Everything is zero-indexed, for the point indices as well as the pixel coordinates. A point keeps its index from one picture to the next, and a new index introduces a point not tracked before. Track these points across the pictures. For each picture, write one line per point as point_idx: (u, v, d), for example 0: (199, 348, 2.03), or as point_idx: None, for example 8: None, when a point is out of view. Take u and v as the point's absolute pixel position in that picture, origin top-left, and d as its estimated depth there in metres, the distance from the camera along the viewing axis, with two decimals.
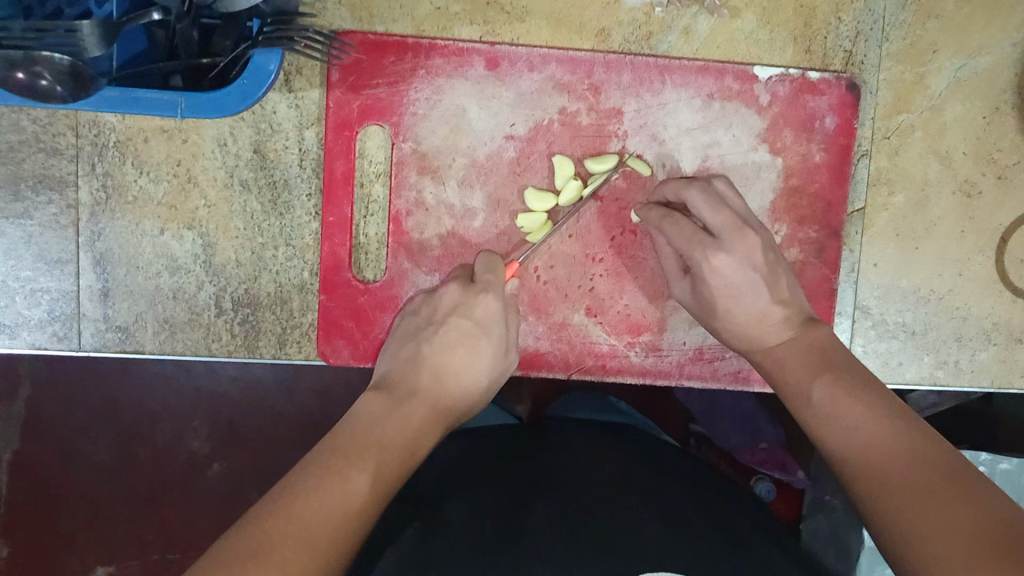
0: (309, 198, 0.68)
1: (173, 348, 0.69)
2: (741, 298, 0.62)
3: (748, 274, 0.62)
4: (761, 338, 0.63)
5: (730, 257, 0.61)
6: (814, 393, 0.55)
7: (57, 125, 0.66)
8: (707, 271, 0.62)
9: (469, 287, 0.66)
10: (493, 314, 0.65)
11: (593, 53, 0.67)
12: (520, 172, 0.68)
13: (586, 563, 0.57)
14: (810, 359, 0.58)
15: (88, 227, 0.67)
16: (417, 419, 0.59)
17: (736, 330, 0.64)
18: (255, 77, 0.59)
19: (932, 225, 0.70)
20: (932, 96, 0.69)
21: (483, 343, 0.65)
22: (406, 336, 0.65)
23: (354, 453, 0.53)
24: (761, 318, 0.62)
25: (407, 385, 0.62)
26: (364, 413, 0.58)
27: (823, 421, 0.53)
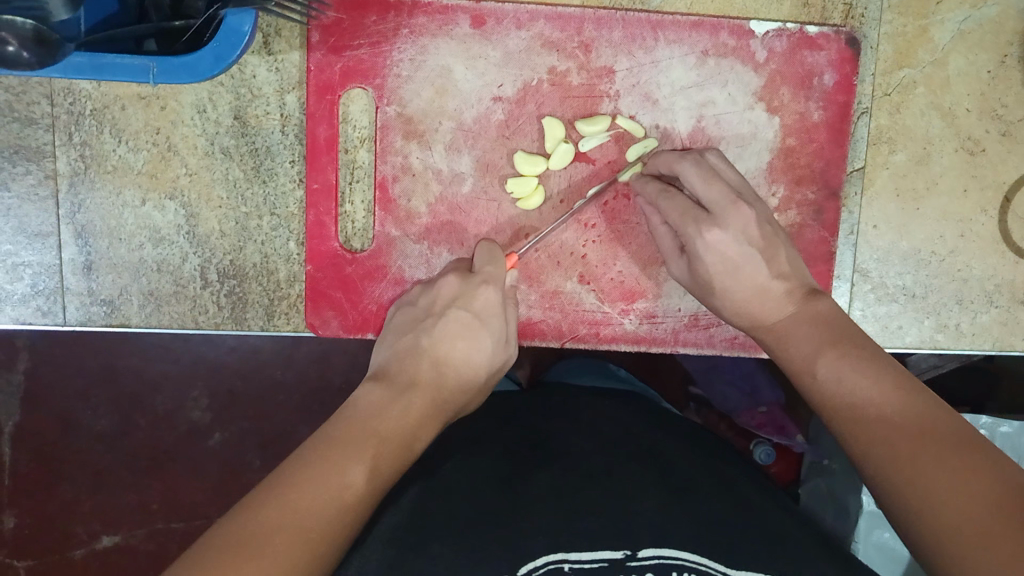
0: (293, 165, 0.66)
1: (159, 321, 0.68)
2: (739, 274, 0.61)
3: (743, 248, 0.60)
4: (760, 313, 0.61)
5: (724, 232, 0.60)
6: (820, 368, 0.53)
7: (31, 93, 0.64)
8: (701, 246, 0.61)
9: (469, 279, 0.64)
10: (493, 305, 0.63)
11: (583, 9, 0.64)
12: (509, 135, 0.66)
13: (588, 531, 0.55)
14: (812, 334, 0.57)
15: (68, 198, 0.66)
16: (417, 413, 0.56)
17: (738, 308, 0.62)
18: (228, 39, 0.56)
19: (933, 184, 0.68)
20: (935, 49, 0.66)
21: (484, 333, 0.63)
22: (403, 327, 0.63)
23: (349, 446, 0.50)
24: (761, 295, 0.61)
25: (407, 376, 0.59)
26: (362, 407, 0.55)
27: (833, 395, 0.52)
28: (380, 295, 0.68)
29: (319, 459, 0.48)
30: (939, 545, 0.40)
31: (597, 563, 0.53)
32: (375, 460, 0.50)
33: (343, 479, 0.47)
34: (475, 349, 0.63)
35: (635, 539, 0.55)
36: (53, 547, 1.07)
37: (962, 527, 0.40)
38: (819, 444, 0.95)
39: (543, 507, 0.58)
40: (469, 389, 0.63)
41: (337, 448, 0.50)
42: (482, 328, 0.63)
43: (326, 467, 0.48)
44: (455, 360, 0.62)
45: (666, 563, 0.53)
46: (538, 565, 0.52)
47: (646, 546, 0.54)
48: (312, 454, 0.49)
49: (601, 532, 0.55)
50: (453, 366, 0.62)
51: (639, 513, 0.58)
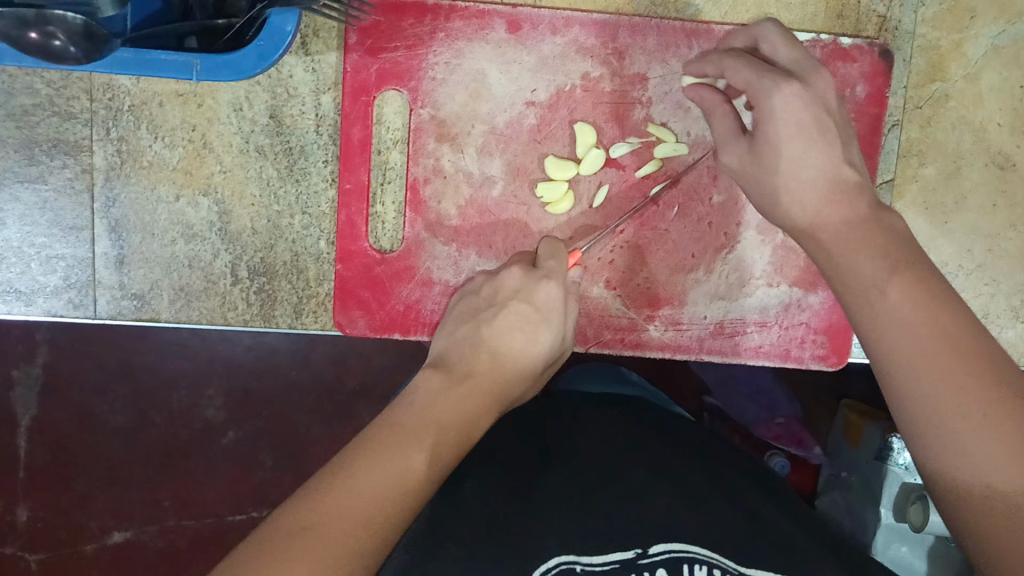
0: (326, 165, 0.67)
1: (189, 316, 0.69)
2: (810, 148, 0.55)
3: (823, 118, 0.55)
4: (819, 215, 0.54)
5: (804, 89, 0.55)
6: (890, 291, 0.48)
7: (71, 88, 0.65)
8: (769, 87, 0.55)
9: (531, 273, 0.63)
10: (552, 298, 0.63)
11: (618, 16, 0.65)
12: (540, 140, 0.66)
13: (600, 532, 0.56)
14: (885, 247, 0.50)
15: (103, 192, 0.67)
16: (478, 399, 0.56)
17: (799, 188, 0.55)
18: (271, 38, 0.56)
19: (962, 197, 0.68)
20: (968, 64, 0.67)
21: (543, 327, 0.62)
22: (464, 317, 0.63)
23: (412, 429, 0.50)
24: (833, 183, 0.54)
25: (467, 365, 0.59)
26: (423, 391, 0.55)
27: (898, 324, 0.46)
28: (407, 296, 0.69)
29: (383, 442, 0.49)
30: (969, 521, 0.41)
31: (607, 565, 0.54)
32: (438, 442, 0.50)
33: (405, 462, 0.47)
34: (533, 341, 0.62)
35: (646, 538, 0.56)
36: (66, 539, 1.07)
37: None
38: (841, 458, 0.96)
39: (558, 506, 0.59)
40: (526, 380, 0.62)
41: (402, 433, 0.50)
42: (540, 321, 0.62)
43: (392, 449, 0.48)
44: (512, 349, 0.61)
45: (675, 556, 0.54)
46: (551, 565, 0.53)
47: (656, 542, 0.55)
48: (384, 434, 0.50)
49: (613, 533, 0.56)
50: (511, 356, 0.60)
51: (649, 510, 0.59)
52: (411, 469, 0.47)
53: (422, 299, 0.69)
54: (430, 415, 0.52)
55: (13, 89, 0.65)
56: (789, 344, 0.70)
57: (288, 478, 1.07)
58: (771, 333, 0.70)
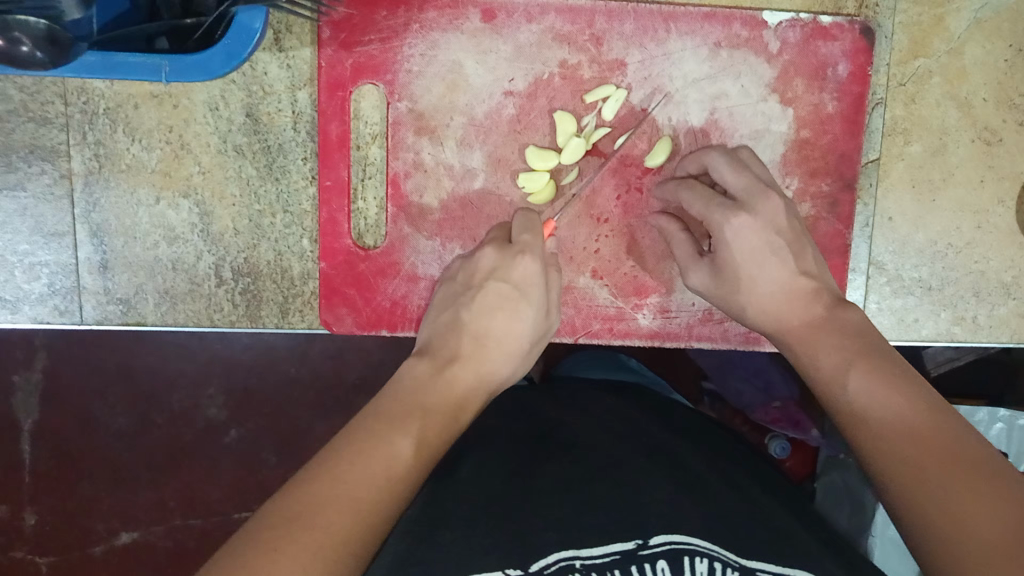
0: (305, 162, 0.66)
1: (174, 319, 0.68)
2: (765, 264, 0.60)
3: (770, 237, 0.60)
4: (787, 310, 0.59)
5: (753, 219, 0.60)
6: (850, 381, 0.51)
7: (45, 93, 0.64)
8: (727, 236, 0.60)
9: (506, 249, 0.62)
10: (532, 274, 0.61)
11: (594, 2, 0.64)
12: (520, 130, 0.65)
13: (598, 524, 0.55)
14: (841, 343, 0.55)
15: (83, 198, 0.66)
16: (463, 385, 0.56)
17: (762, 307, 0.60)
18: (239, 37, 0.56)
19: (949, 174, 0.67)
20: (951, 38, 0.66)
21: (524, 306, 0.61)
22: (445, 303, 0.63)
23: (397, 419, 0.50)
24: (793, 290, 0.59)
25: (449, 349, 0.59)
26: (407, 379, 0.55)
27: (859, 411, 0.50)
28: (393, 291, 0.68)
29: (368, 433, 0.48)
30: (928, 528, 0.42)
31: (607, 557, 0.53)
32: (422, 429, 0.51)
33: (393, 449, 0.47)
34: (517, 321, 0.61)
35: (642, 527, 0.54)
36: (73, 542, 1.08)
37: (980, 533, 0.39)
38: (835, 438, 0.96)
39: (552, 499, 0.59)
40: (512, 361, 0.61)
41: (386, 421, 0.50)
42: (523, 301, 0.61)
43: (373, 438, 0.48)
44: (495, 333, 0.60)
45: (677, 547, 0.52)
46: (549, 562, 0.52)
47: (656, 533, 0.54)
48: (367, 423, 0.50)
49: (610, 522, 0.55)
50: (495, 339, 0.60)
51: (649, 502, 0.58)
52: (395, 457, 0.47)
53: (408, 294, 0.68)
54: (413, 402, 0.52)
55: None
56: None
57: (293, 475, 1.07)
58: None
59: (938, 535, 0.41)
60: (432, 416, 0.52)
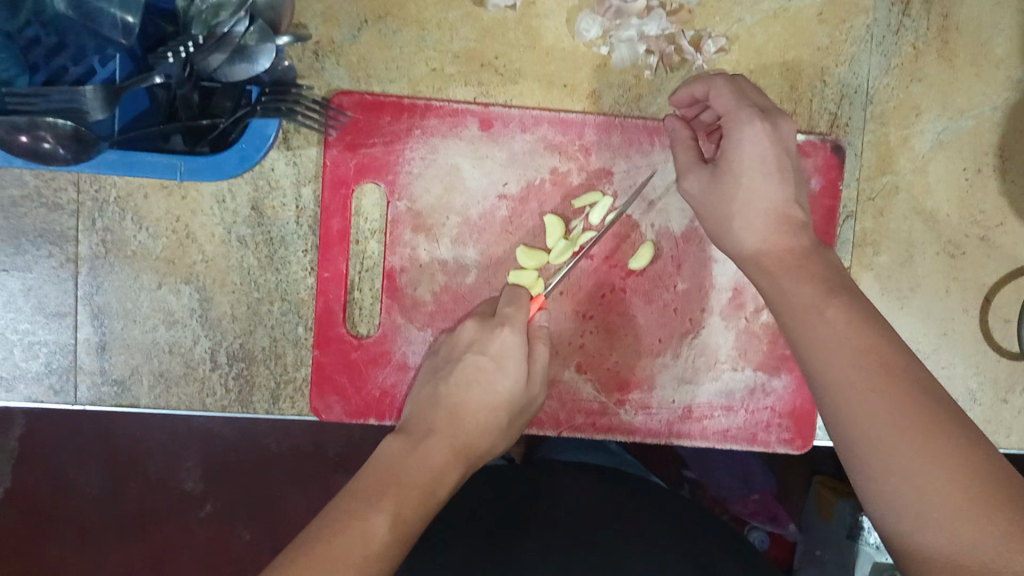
0: (305, 254, 0.69)
1: (167, 401, 0.70)
2: (762, 176, 0.59)
3: (780, 157, 0.59)
4: (774, 234, 0.58)
5: (769, 128, 0.58)
6: (829, 312, 0.52)
7: (59, 181, 0.67)
8: (733, 129, 0.59)
9: (486, 324, 0.66)
10: (509, 346, 0.64)
11: (584, 115, 0.68)
12: (512, 231, 0.69)
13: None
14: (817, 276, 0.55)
15: (88, 281, 0.68)
16: (438, 457, 0.57)
17: (749, 203, 0.59)
18: (253, 141, 0.61)
19: (916, 284, 0.71)
20: (916, 158, 0.71)
21: (501, 376, 0.64)
22: (424, 378, 0.66)
23: (372, 494, 0.52)
24: (783, 215, 0.59)
25: (425, 425, 0.61)
26: (383, 456, 0.57)
27: (833, 340, 0.50)
28: (383, 380, 0.70)
29: (347, 512, 0.50)
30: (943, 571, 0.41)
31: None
32: (398, 506, 0.52)
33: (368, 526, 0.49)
34: (492, 392, 0.63)
35: None
36: None
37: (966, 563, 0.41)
38: (812, 534, 0.97)
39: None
40: (490, 431, 0.62)
41: (364, 497, 0.52)
42: (500, 373, 0.64)
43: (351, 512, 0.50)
44: (472, 403, 0.62)
45: None
46: None
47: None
48: (347, 502, 0.51)
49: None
50: (470, 412, 0.62)
51: None
52: (372, 533, 0.48)
53: (398, 383, 0.70)
54: (389, 476, 0.54)
55: (5, 183, 0.67)
56: (756, 428, 0.72)
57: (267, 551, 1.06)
58: (737, 417, 0.72)
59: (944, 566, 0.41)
60: (409, 488, 0.54)
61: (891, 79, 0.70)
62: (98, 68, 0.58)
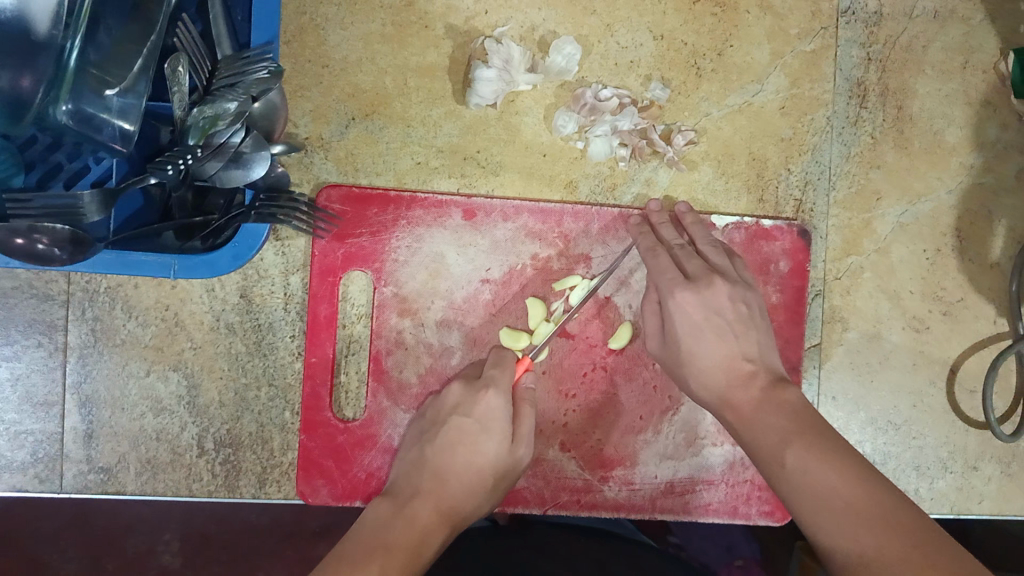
0: (293, 339, 0.71)
1: (153, 488, 0.70)
2: (704, 339, 0.63)
3: (711, 318, 0.64)
4: (727, 388, 0.62)
5: (696, 294, 0.64)
6: (788, 458, 0.55)
7: (51, 272, 0.69)
8: (673, 305, 0.64)
9: (472, 386, 0.68)
10: (495, 409, 0.67)
11: (562, 204, 0.71)
12: (495, 313, 0.71)
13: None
14: (780, 421, 0.58)
15: (76, 370, 0.69)
16: (422, 519, 0.61)
17: (704, 380, 0.63)
18: (246, 240, 0.63)
19: (885, 358, 0.74)
20: (878, 239, 0.74)
21: (487, 439, 0.66)
22: (412, 441, 0.68)
23: (359, 561, 0.55)
24: (731, 368, 0.63)
25: (412, 486, 0.64)
26: (371, 520, 0.61)
27: (804, 488, 0.54)
28: (369, 463, 0.71)
29: None
30: None
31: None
32: (382, 568, 0.55)
33: None
34: (478, 454, 0.66)
35: None
36: None
37: None
38: None
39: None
40: (477, 491, 0.65)
41: (349, 567, 0.55)
42: (486, 435, 0.67)
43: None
44: (456, 467, 0.65)
45: None
46: None
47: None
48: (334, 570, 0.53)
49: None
50: (454, 475, 0.65)
51: None
52: None
53: (384, 465, 0.71)
54: (376, 539, 0.58)
55: None
56: (736, 501, 0.73)
57: None
58: (718, 491, 0.73)
59: None
60: (393, 553, 0.57)
61: (852, 165, 0.74)
62: (93, 166, 0.61)
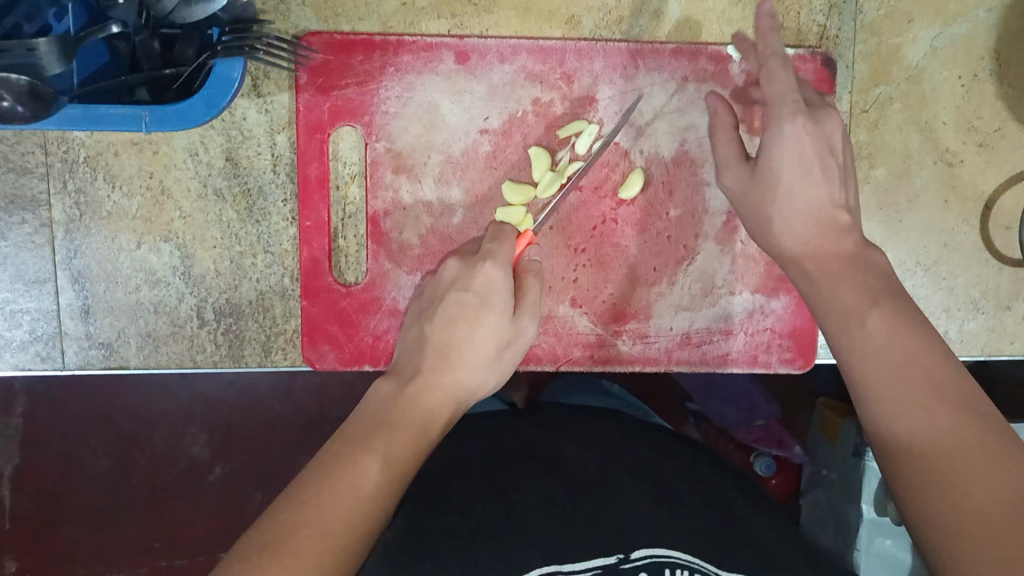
0: (285, 203, 0.67)
1: (157, 361, 0.69)
2: (811, 179, 0.58)
3: (824, 156, 0.58)
4: (814, 238, 0.58)
5: (818, 125, 0.58)
6: (871, 319, 0.51)
7: (25, 144, 0.65)
8: (788, 134, 0.58)
9: (470, 260, 0.62)
10: (496, 281, 0.61)
11: (564, 41, 0.66)
12: (497, 166, 0.67)
13: (581, 540, 0.57)
14: (868, 280, 0.54)
15: (64, 245, 0.67)
16: (426, 400, 0.56)
17: (790, 219, 0.59)
18: (218, 86, 0.58)
19: (915, 196, 0.69)
20: (909, 66, 0.68)
21: (488, 314, 0.60)
22: (414, 319, 0.63)
23: (362, 441, 0.51)
24: (826, 219, 0.58)
25: (411, 366, 0.58)
26: (372, 403, 0.55)
27: (876, 352, 0.50)
28: (375, 327, 0.69)
29: (340, 457, 0.49)
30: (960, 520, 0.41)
31: (589, 572, 0.55)
32: (388, 445, 0.51)
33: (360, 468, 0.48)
34: (481, 331, 0.60)
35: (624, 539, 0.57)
36: None
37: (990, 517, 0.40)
38: (819, 457, 0.96)
39: (541, 514, 0.60)
40: (481, 371, 0.59)
41: (352, 442, 0.51)
42: (489, 309, 0.60)
43: (349, 455, 0.49)
44: (460, 344, 0.59)
45: (658, 560, 0.56)
46: None
47: (638, 546, 0.56)
48: (341, 444, 0.51)
49: (595, 540, 0.57)
50: (457, 349, 0.59)
51: (631, 517, 0.59)
52: (361, 477, 0.48)
53: (390, 329, 0.69)
54: (377, 418, 0.53)
55: None
56: (755, 350, 0.71)
57: None
58: (737, 340, 0.71)
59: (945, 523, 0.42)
60: (397, 431, 0.52)
61: None
62: None
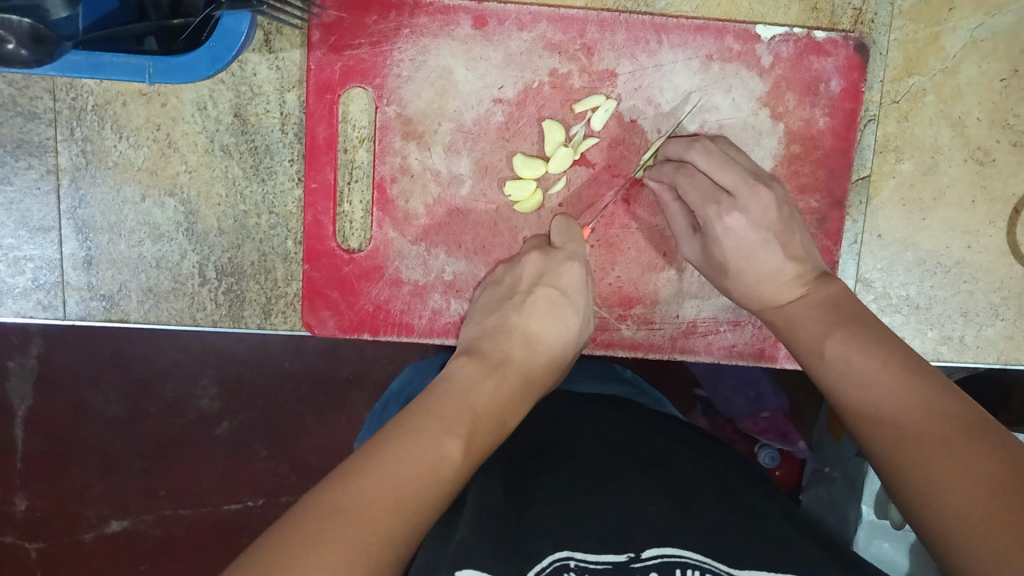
0: (292, 163, 0.66)
1: (158, 317, 0.68)
2: (757, 257, 0.61)
3: (760, 231, 0.60)
4: (776, 297, 0.61)
5: (744, 216, 0.60)
6: (828, 348, 0.54)
7: (33, 88, 0.64)
8: (720, 230, 0.60)
9: (552, 256, 0.64)
10: (577, 280, 0.64)
11: (586, 11, 0.64)
12: (509, 137, 0.65)
13: (589, 531, 0.52)
14: (822, 314, 0.56)
15: (69, 193, 0.66)
16: (511, 386, 0.57)
17: (751, 292, 0.62)
18: (223, 40, 0.58)
19: (940, 193, 0.66)
20: (946, 57, 0.65)
21: (571, 310, 0.64)
22: (490, 306, 0.64)
23: (447, 419, 0.49)
24: (781, 273, 0.60)
25: (500, 353, 0.59)
26: (456, 375, 0.56)
27: (840, 375, 0.52)
28: (376, 295, 0.68)
29: (414, 433, 0.47)
30: (925, 488, 0.42)
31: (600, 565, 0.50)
32: (470, 433, 0.49)
33: (439, 449, 0.46)
34: (566, 325, 0.63)
35: (634, 540, 0.51)
36: (63, 528, 1.07)
37: (953, 462, 0.42)
38: (822, 453, 0.96)
39: (548, 506, 0.55)
40: (555, 369, 0.63)
41: (435, 422, 0.49)
42: (570, 307, 0.64)
43: (425, 436, 0.47)
44: (546, 337, 0.62)
45: (670, 560, 0.50)
46: (544, 565, 0.50)
47: (648, 546, 0.51)
48: (415, 421, 0.48)
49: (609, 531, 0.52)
50: (542, 344, 0.62)
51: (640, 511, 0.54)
52: (440, 461, 0.46)
53: (391, 299, 0.68)
54: (464, 402, 0.52)
55: None
56: (762, 343, 0.69)
57: (283, 468, 1.07)
58: (744, 332, 0.69)
59: (913, 486, 0.43)
60: (480, 419, 0.51)
61: None
62: None
